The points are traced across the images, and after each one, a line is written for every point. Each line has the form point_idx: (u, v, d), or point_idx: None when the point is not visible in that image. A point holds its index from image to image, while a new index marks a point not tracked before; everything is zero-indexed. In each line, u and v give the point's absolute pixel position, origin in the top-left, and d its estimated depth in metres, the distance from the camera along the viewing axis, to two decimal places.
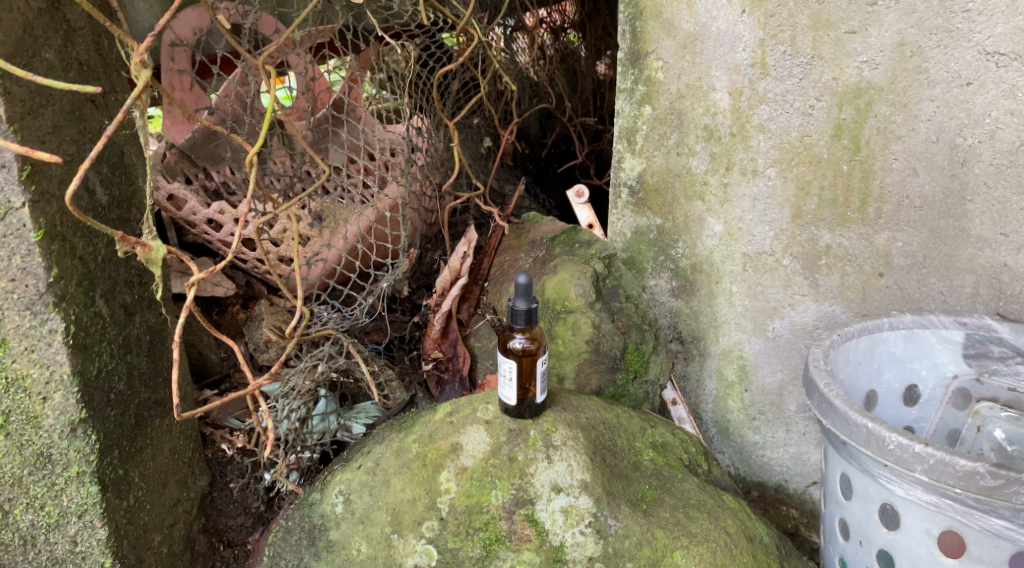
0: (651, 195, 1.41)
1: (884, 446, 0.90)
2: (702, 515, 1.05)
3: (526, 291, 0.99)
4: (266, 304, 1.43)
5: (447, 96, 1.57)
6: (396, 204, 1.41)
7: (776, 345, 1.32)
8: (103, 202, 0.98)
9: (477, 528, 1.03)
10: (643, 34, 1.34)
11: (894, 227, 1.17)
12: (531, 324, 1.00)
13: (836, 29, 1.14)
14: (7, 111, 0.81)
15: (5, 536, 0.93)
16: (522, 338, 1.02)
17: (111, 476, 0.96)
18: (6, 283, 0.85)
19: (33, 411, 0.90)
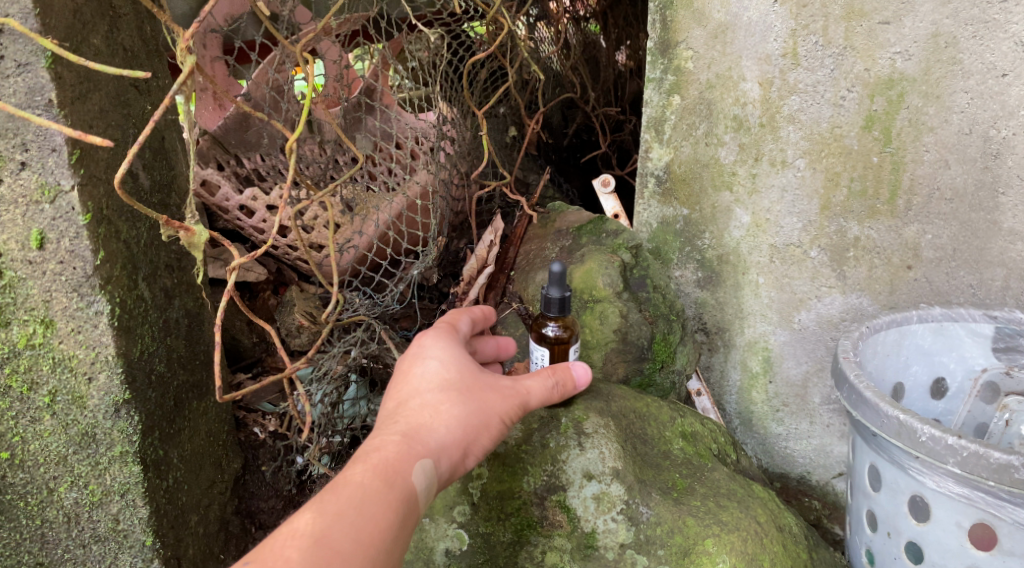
0: (678, 186, 1.39)
1: (916, 438, 0.89)
2: (732, 503, 1.05)
3: (560, 279, 1.00)
4: (298, 290, 1.46)
5: (475, 84, 1.58)
6: (425, 190, 1.42)
7: (802, 337, 1.31)
8: (145, 186, 1.00)
9: (509, 514, 1.04)
10: (673, 23, 1.32)
11: (924, 220, 1.16)
12: (564, 312, 1.01)
13: (870, 19, 1.13)
14: (59, 95, 0.83)
15: (50, 513, 0.96)
16: (555, 325, 1.04)
17: (152, 456, 0.98)
18: (55, 265, 0.88)
19: (79, 391, 0.92)
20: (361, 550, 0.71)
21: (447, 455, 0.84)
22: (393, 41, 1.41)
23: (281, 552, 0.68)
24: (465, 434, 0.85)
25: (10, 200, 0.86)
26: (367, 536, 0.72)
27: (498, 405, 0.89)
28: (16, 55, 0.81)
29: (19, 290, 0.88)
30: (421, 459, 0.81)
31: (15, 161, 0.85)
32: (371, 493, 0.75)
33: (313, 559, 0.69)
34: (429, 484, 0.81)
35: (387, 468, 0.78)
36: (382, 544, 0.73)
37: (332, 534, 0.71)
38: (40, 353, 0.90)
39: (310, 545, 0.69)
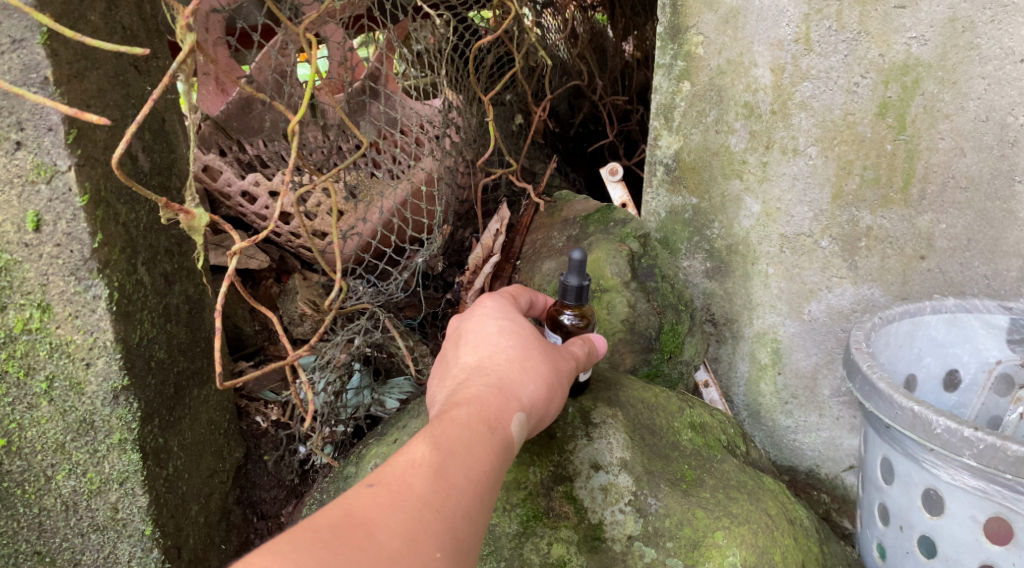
0: (687, 174, 1.36)
1: (931, 430, 0.86)
2: (743, 496, 1.03)
3: (579, 268, 0.96)
4: (301, 278, 1.44)
5: (482, 70, 1.56)
6: (430, 177, 1.41)
7: (812, 329, 1.28)
8: (145, 169, 0.97)
9: (514, 504, 0.99)
10: (684, 8, 1.29)
11: (938, 209, 1.14)
12: (581, 301, 0.97)
13: (885, 3, 1.10)
14: (55, 73, 0.81)
15: (48, 502, 0.94)
16: (571, 314, 1.01)
17: (152, 445, 0.96)
18: (52, 248, 0.86)
19: (77, 377, 0.90)
20: (473, 489, 0.71)
21: (534, 410, 0.84)
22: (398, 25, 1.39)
23: (404, 482, 0.68)
24: (548, 392, 0.86)
25: (6, 180, 0.84)
26: (478, 476, 0.72)
27: (570, 371, 0.90)
28: (10, 31, 0.79)
29: (14, 274, 0.86)
30: (516, 410, 0.81)
31: (9, 140, 0.83)
32: (477, 436, 0.75)
33: (434, 493, 0.68)
34: (520, 436, 0.81)
35: (489, 414, 0.78)
36: (490, 487, 0.73)
37: (448, 470, 0.70)
38: (37, 338, 0.88)
39: (429, 479, 0.69)
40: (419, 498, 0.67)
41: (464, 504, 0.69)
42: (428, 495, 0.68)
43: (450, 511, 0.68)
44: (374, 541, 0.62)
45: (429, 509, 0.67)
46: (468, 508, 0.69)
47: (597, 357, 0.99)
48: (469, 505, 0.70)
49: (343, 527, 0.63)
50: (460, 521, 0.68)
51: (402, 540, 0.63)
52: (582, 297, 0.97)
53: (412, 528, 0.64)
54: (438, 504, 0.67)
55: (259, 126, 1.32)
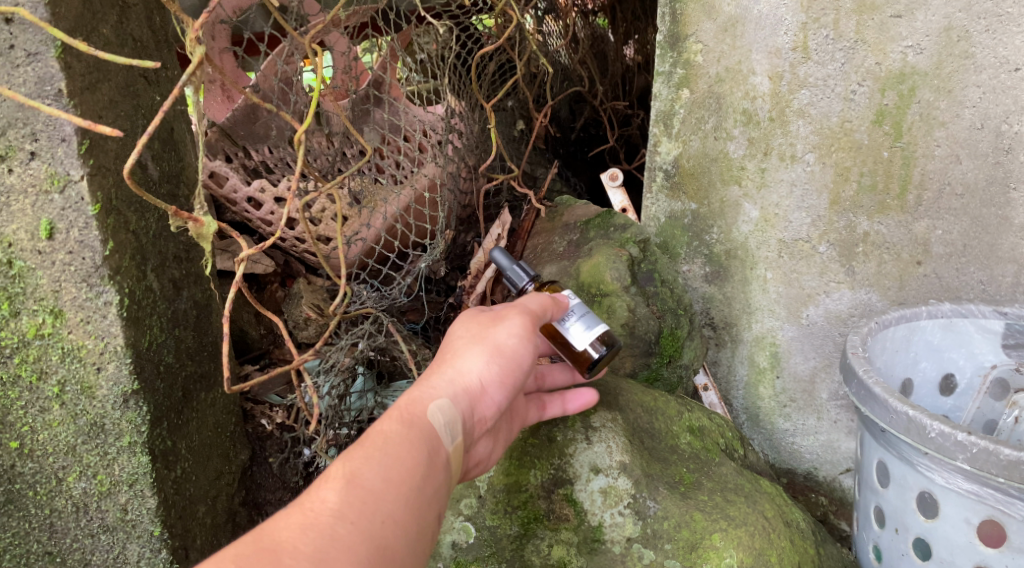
0: (686, 180, 1.38)
1: (925, 434, 0.88)
2: (739, 499, 1.05)
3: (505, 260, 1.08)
4: (306, 283, 1.47)
5: (483, 77, 1.58)
6: (433, 183, 1.43)
7: (810, 333, 1.30)
8: (154, 177, 1.00)
9: (515, 508, 1.04)
10: (683, 16, 1.31)
11: (934, 215, 1.15)
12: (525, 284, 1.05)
13: (881, 13, 1.12)
14: (69, 85, 0.83)
15: (59, 503, 0.96)
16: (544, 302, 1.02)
17: (161, 447, 0.98)
18: (64, 255, 0.88)
19: (88, 381, 0.92)
20: (389, 487, 0.71)
21: (463, 393, 0.85)
22: (401, 34, 1.40)
23: (315, 498, 0.67)
24: (478, 368, 0.87)
25: (20, 189, 0.86)
26: (396, 473, 0.73)
27: (504, 332, 0.89)
28: (26, 44, 0.82)
29: (28, 280, 0.88)
30: (436, 399, 0.82)
31: (25, 151, 0.85)
32: (393, 437, 0.76)
33: (348, 500, 0.68)
34: (451, 420, 0.82)
35: (406, 412, 0.80)
36: (412, 480, 0.74)
37: (362, 474, 0.71)
38: (49, 342, 0.90)
39: (342, 489, 0.69)
40: (330, 508, 0.67)
41: (381, 503, 0.70)
42: (340, 504, 0.68)
43: (365, 514, 0.68)
44: (282, 557, 0.62)
45: (342, 517, 0.66)
46: (388, 504, 0.70)
47: (559, 303, 0.96)
48: (387, 502, 0.70)
49: (246, 550, 0.62)
50: (379, 519, 0.68)
51: (310, 550, 0.63)
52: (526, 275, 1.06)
53: (322, 537, 0.64)
54: (353, 509, 0.68)
55: (264, 133, 1.34)
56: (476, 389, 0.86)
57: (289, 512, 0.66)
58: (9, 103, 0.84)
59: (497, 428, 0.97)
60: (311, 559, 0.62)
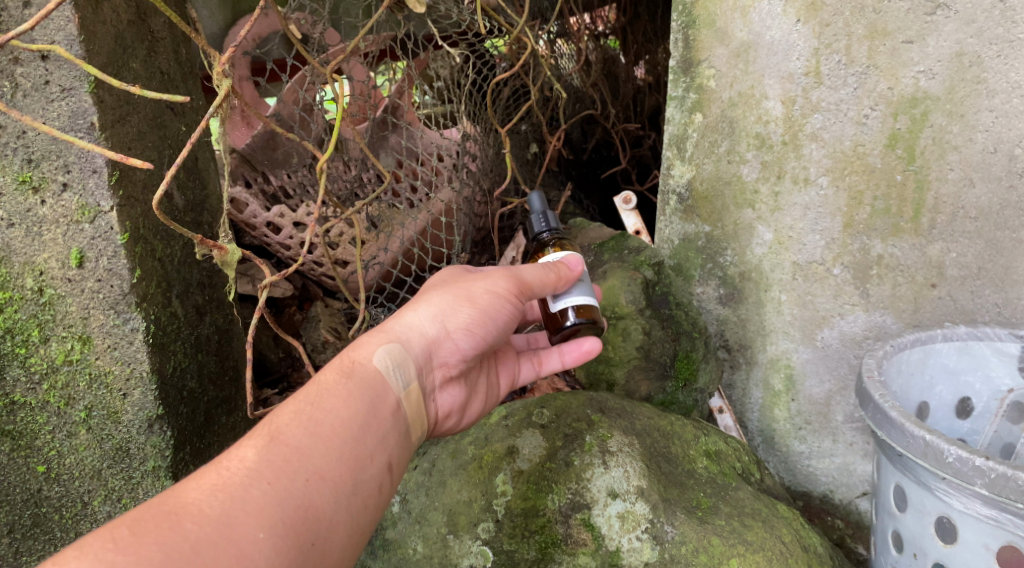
0: (700, 203, 1.38)
1: (942, 458, 0.87)
2: (758, 523, 1.05)
3: None
4: (323, 306, 1.52)
5: (498, 102, 1.60)
6: (449, 207, 1.45)
7: (824, 355, 1.29)
8: (180, 206, 1.03)
9: (533, 531, 1.04)
10: (696, 42, 1.33)
11: (948, 238, 1.15)
12: None
13: (893, 38, 1.13)
14: (100, 118, 0.89)
15: (83, 526, 1.02)
16: None
17: (183, 471, 1.02)
18: (94, 283, 0.92)
19: (114, 407, 0.97)
20: (315, 438, 0.79)
21: (417, 339, 0.94)
22: (416, 60, 1.43)
23: (234, 459, 0.74)
24: (441, 317, 0.95)
25: (52, 221, 0.91)
26: (324, 424, 0.80)
27: (480, 285, 0.97)
28: (62, 80, 0.87)
29: (57, 307, 0.93)
30: (386, 344, 0.91)
31: (58, 183, 0.90)
32: (329, 388, 0.84)
33: (265, 460, 0.75)
34: (399, 361, 0.90)
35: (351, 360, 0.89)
36: (344, 430, 0.81)
37: (285, 432, 0.78)
38: (77, 368, 0.95)
39: (261, 449, 0.76)
40: (246, 467, 0.74)
41: (303, 458, 0.77)
42: (258, 463, 0.75)
43: (283, 469, 0.75)
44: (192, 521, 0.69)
45: (256, 476, 0.73)
46: (312, 455, 0.77)
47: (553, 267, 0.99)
48: (309, 454, 0.77)
49: (153, 516, 0.68)
50: (301, 473, 0.75)
51: (216, 511, 0.70)
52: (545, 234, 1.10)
53: (235, 495, 0.71)
54: (269, 467, 0.75)
55: (283, 159, 1.37)
56: (435, 337, 0.95)
57: (208, 476, 0.73)
58: (44, 137, 0.88)
59: (475, 385, 1.07)
60: (215, 522, 0.69)
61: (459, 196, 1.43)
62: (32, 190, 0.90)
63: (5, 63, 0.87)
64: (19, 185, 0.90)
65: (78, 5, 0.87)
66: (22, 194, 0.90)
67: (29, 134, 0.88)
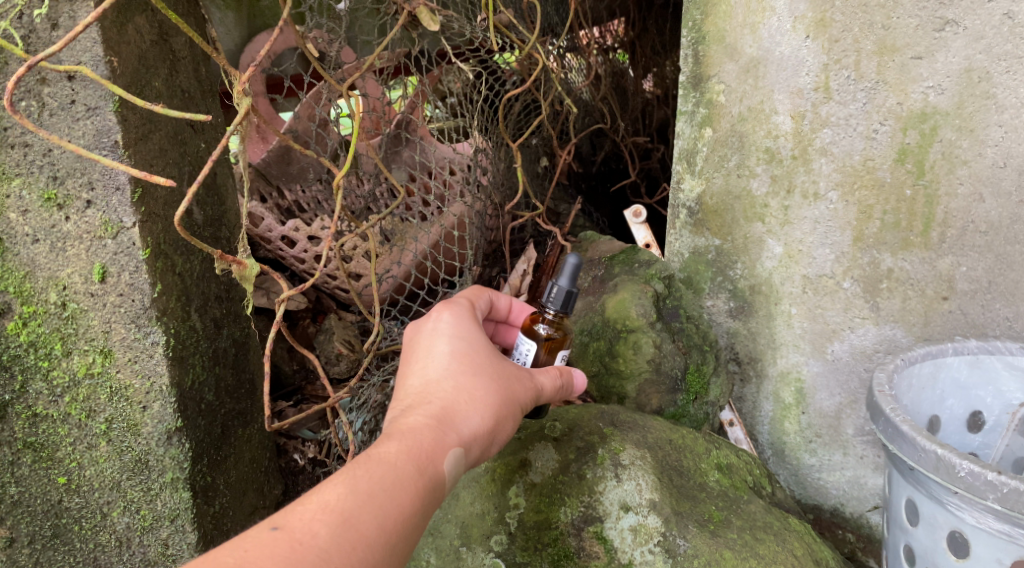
0: (710, 217, 1.38)
1: (954, 473, 0.87)
2: (769, 537, 1.05)
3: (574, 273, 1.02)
4: (336, 318, 1.55)
5: (510, 117, 1.62)
6: (461, 221, 1.47)
7: (835, 368, 1.29)
8: (199, 221, 1.05)
9: (546, 544, 1.05)
10: (705, 58, 1.34)
11: (958, 252, 1.15)
12: (563, 308, 1.02)
13: (902, 54, 1.14)
14: (125, 137, 0.92)
15: (103, 537, 1.04)
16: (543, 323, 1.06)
17: (201, 483, 1.05)
18: (116, 297, 0.95)
19: (133, 419, 0.99)
20: (384, 537, 0.72)
21: (478, 442, 0.86)
22: (429, 75, 1.45)
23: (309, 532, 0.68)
24: (498, 425, 0.89)
25: (76, 236, 0.94)
26: (395, 525, 0.73)
27: (526, 397, 0.93)
28: (88, 100, 0.90)
29: (80, 321, 0.96)
30: (454, 447, 0.82)
31: (82, 200, 0.93)
32: (401, 477, 0.76)
33: (336, 543, 0.68)
34: (456, 470, 0.83)
35: (422, 454, 0.79)
36: (409, 535, 0.75)
37: (357, 516, 0.71)
38: (98, 381, 0.98)
39: (334, 528, 0.69)
40: (316, 546, 0.68)
41: (374, 554, 0.71)
42: (329, 545, 0.68)
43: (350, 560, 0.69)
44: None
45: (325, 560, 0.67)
46: (377, 553, 0.71)
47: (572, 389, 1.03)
48: (380, 553, 0.71)
49: None
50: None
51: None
52: (560, 306, 1.02)
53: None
54: (338, 553, 0.68)
55: (296, 173, 1.45)
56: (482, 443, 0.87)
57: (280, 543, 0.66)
58: (70, 155, 0.92)
59: None
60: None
61: (471, 211, 1.45)
62: (57, 207, 0.93)
63: (32, 83, 0.90)
64: (45, 202, 0.93)
65: (104, 27, 0.89)
66: (46, 211, 0.93)
67: (54, 152, 0.91)
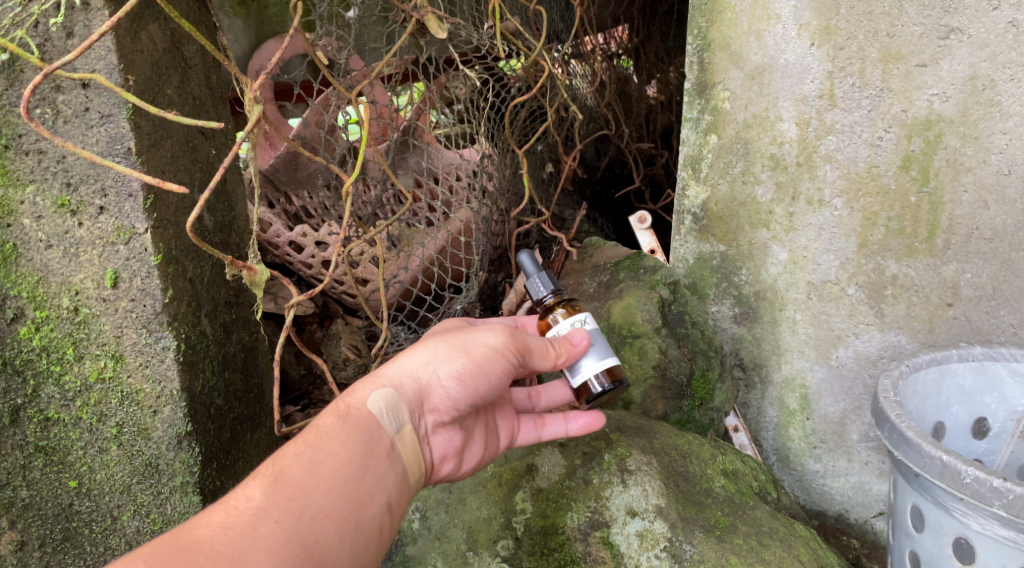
0: (715, 223, 1.39)
1: (960, 479, 0.87)
2: (775, 543, 1.05)
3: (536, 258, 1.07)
4: (343, 324, 1.55)
5: (515, 123, 1.63)
6: (468, 226, 1.47)
7: (839, 374, 1.29)
8: (209, 227, 1.07)
9: (553, 549, 1.06)
10: (711, 65, 1.34)
11: (963, 259, 1.16)
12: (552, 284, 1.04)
13: (907, 62, 1.15)
14: (137, 144, 0.94)
15: (113, 541, 1.07)
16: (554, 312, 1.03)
17: (210, 487, 1.08)
18: (127, 302, 0.98)
19: (144, 423, 1.03)
20: (315, 482, 0.81)
21: (408, 382, 0.92)
22: (436, 82, 1.46)
23: (241, 499, 0.78)
24: (433, 363, 0.93)
25: (89, 242, 0.97)
26: (326, 469, 0.83)
27: (471, 334, 0.94)
28: (101, 107, 0.92)
29: (92, 326, 1.00)
30: (379, 387, 0.91)
31: (94, 206, 0.96)
32: (325, 432, 0.86)
33: (272, 500, 0.78)
34: (394, 408, 0.90)
35: (344, 406, 0.89)
36: (345, 470, 0.84)
37: (288, 473, 0.81)
38: (109, 386, 1.01)
39: (268, 490, 0.79)
40: (253, 506, 0.77)
41: (309, 499, 0.79)
42: (264, 502, 0.77)
43: (290, 509, 0.78)
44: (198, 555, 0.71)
45: (263, 515, 0.76)
46: (315, 495, 0.80)
47: (574, 346, 0.95)
48: (314, 494, 0.80)
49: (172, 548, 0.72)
50: (306, 513, 0.78)
51: (225, 549, 0.72)
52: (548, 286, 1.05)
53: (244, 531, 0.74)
54: (276, 506, 0.77)
55: (304, 179, 1.47)
56: (427, 380, 0.93)
57: (216, 513, 0.75)
58: (83, 162, 0.95)
59: (473, 427, 1.03)
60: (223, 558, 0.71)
61: (477, 216, 1.45)
62: (70, 213, 0.96)
63: (48, 91, 0.92)
64: (57, 208, 0.96)
65: (118, 36, 0.91)
66: (60, 216, 0.96)
67: (68, 159, 0.95)
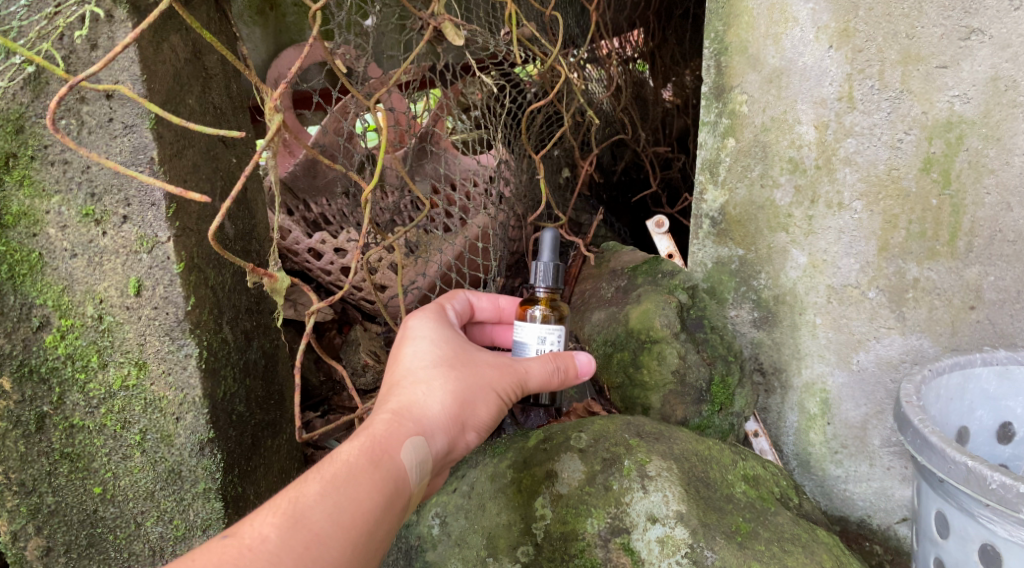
0: (733, 227, 1.36)
1: (985, 485, 0.85)
2: (798, 549, 1.04)
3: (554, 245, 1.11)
4: (361, 330, 1.61)
5: (531, 129, 1.64)
6: (484, 232, 1.50)
7: (861, 379, 1.26)
8: (230, 235, 1.10)
9: (573, 555, 1.06)
10: (728, 69, 1.32)
11: (986, 261, 1.14)
12: (552, 282, 1.11)
13: (927, 63, 1.14)
14: (160, 154, 0.96)
15: (137, 546, 1.11)
16: (539, 308, 1.11)
17: (231, 493, 1.11)
18: (151, 310, 1.01)
19: (167, 430, 1.06)
20: (338, 531, 0.80)
21: (438, 431, 0.94)
22: (453, 87, 1.47)
23: (257, 536, 0.76)
24: (462, 412, 0.96)
25: (112, 251, 1.00)
26: (350, 517, 0.81)
27: (496, 379, 0.99)
28: (125, 118, 0.95)
29: (116, 334, 1.02)
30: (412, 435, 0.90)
31: (118, 215, 0.99)
32: (357, 470, 0.85)
33: (288, 546, 0.77)
34: (424, 457, 0.91)
35: (377, 446, 0.88)
36: (369, 519, 0.83)
37: (309, 517, 0.79)
38: (133, 393, 1.04)
39: (285, 531, 0.78)
40: (268, 551, 0.76)
41: (325, 549, 0.78)
42: (279, 548, 0.76)
43: (303, 558, 0.77)
44: None
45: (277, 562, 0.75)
46: (331, 546, 0.79)
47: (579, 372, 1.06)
48: (332, 542, 0.79)
49: None
50: (320, 562, 0.78)
51: None
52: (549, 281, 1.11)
53: None
54: (291, 552, 0.77)
55: (323, 187, 1.51)
56: (455, 429, 0.96)
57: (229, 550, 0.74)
58: (106, 172, 0.97)
59: None
60: None
61: (493, 221, 1.47)
62: (94, 222, 0.99)
63: (73, 102, 0.95)
64: (82, 218, 0.99)
65: (141, 47, 0.94)
66: (84, 226, 0.99)
67: (92, 169, 0.97)
